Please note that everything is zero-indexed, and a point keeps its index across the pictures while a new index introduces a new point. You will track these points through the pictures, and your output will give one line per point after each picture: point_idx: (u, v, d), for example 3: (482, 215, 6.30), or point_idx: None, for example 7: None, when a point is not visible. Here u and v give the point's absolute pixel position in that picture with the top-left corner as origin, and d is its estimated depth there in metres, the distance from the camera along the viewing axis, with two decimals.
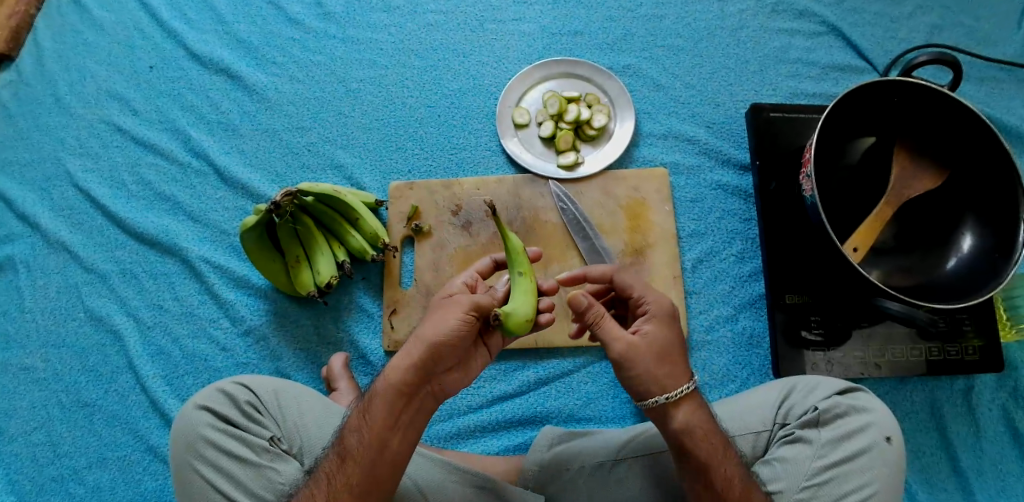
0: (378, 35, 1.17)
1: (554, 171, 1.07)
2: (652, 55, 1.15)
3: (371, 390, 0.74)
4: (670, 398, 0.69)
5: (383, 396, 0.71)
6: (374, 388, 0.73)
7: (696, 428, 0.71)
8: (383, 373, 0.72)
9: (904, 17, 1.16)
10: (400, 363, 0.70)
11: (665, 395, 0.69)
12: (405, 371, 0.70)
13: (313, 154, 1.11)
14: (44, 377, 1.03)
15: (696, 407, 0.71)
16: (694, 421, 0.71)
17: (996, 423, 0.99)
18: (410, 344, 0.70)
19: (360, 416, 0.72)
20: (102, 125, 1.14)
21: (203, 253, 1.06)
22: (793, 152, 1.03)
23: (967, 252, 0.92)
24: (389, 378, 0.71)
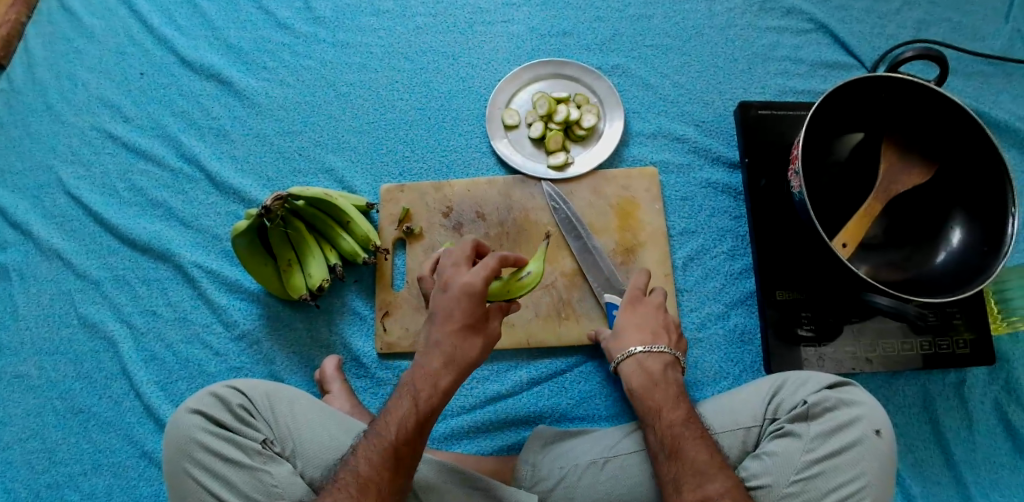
0: (367, 39, 1.17)
1: (544, 172, 1.07)
2: (640, 55, 1.15)
3: (421, 398, 0.75)
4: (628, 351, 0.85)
5: (438, 407, 0.75)
6: (428, 398, 0.75)
7: (648, 382, 0.82)
8: (433, 378, 0.75)
9: (891, 13, 1.16)
10: (455, 368, 0.76)
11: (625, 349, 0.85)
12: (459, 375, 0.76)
13: (304, 159, 1.11)
14: (38, 385, 1.03)
15: (657, 363, 0.83)
16: (644, 375, 0.83)
17: (989, 416, 0.99)
18: (465, 360, 0.76)
19: (412, 424, 0.74)
20: (93, 133, 1.15)
21: (195, 259, 1.06)
22: (782, 149, 1.03)
23: (956, 246, 0.93)
24: (446, 392, 0.76)
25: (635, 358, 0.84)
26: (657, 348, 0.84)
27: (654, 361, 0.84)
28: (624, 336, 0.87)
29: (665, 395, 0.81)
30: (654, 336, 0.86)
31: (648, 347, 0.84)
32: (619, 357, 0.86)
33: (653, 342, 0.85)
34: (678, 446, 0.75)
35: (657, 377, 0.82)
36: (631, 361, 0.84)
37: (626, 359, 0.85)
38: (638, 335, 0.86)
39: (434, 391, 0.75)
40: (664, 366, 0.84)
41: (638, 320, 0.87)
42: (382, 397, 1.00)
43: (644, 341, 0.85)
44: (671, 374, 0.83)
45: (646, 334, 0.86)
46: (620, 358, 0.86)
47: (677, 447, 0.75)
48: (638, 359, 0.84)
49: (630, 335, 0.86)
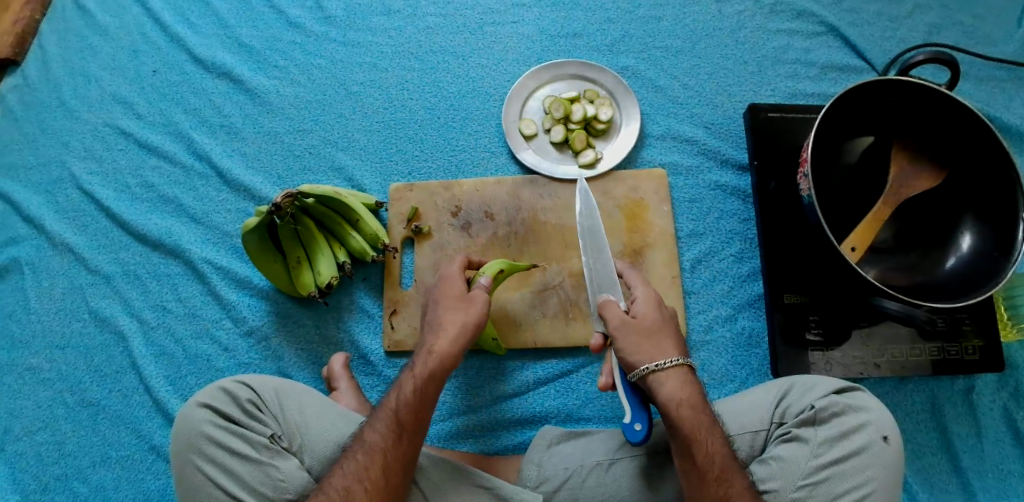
0: (378, 38, 1.18)
1: (578, 173, 1.07)
2: (649, 56, 1.15)
3: (419, 368, 0.80)
4: (660, 363, 0.77)
5: (438, 373, 0.80)
6: (425, 366, 0.79)
7: (691, 399, 0.76)
8: (430, 352, 0.81)
9: (903, 16, 1.16)
10: (451, 343, 0.81)
11: (655, 362, 0.77)
12: (456, 349, 0.81)
13: (315, 157, 1.12)
14: (49, 377, 1.04)
15: (695, 382, 0.78)
16: (688, 391, 0.76)
17: (997, 423, 0.98)
18: (457, 330, 0.82)
19: (414, 389, 0.78)
20: (106, 128, 1.16)
21: (206, 255, 1.07)
22: (791, 152, 1.03)
23: (966, 251, 0.92)
24: (441, 357, 0.80)
25: (678, 368, 0.77)
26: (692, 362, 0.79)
27: (693, 380, 0.78)
28: (662, 344, 0.79)
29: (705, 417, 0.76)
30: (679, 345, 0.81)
31: (672, 359, 0.77)
32: (662, 363, 0.77)
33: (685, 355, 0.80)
34: (726, 476, 0.73)
35: (698, 397, 0.77)
36: (670, 372, 0.77)
37: (667, 368, 0.77)
38: (674, 343, 0.80)
39: (431, 359, 0.80)
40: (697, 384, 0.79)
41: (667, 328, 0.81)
42: None
43: (680, 351, 0.79)
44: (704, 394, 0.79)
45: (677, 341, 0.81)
46: (661, 364, 0.77)
47: (727, 477, 0.73)
48: (679, 370, 0.77)
49: (666, 341, 0.79)
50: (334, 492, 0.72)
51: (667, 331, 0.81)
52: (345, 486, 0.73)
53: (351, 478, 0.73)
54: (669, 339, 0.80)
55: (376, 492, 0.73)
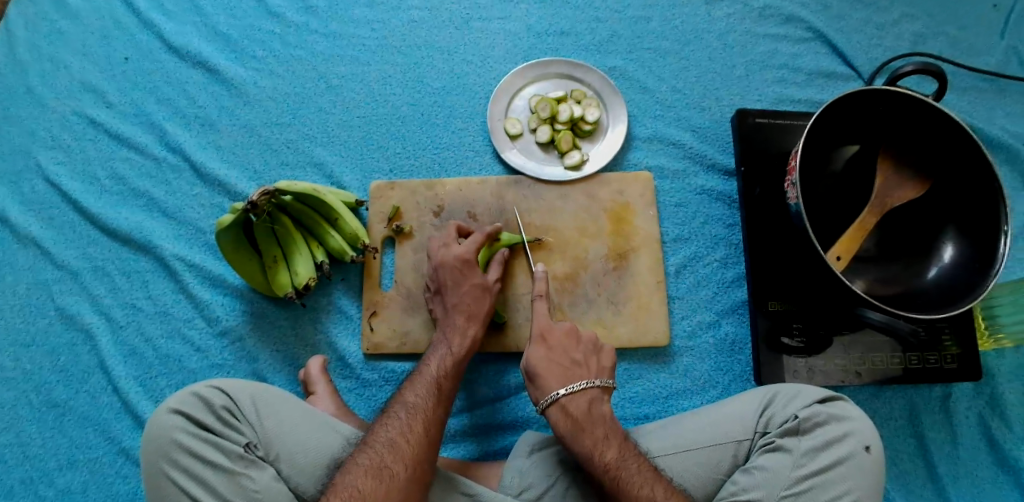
0: (360, 31, 1.15)
1: (563, 175, 1.05)
2: (638, 57, 1.14)
3: (456, 345, 0.88)
4: (547, 399, 0.84)
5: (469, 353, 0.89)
6: (462, 344, 0.88)
7: (570, 427, 0.82)
8: (465, 333, 0.89)
9: (889, 24, 1.16)
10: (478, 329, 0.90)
11: (545, 397, 0.85)
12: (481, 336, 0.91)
13: (293, 152, 1.09)
14: (13, 376, 1.00)
15: (581, 403, 0.84)
16: (565, 418, 0.83)
17: (973, 431, 1.00)
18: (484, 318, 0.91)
19: (448, 363, 0.86)
20: (75, 118, 1.11)
21: (178, 251, 1.03)
22: (779, 158, 1.02)
23: (947, 262, 0.93)
24: (474, 339, 0.90)
25: (559, 402, 0.84)
26: (575, 386, 0.84)
27: (579, 401, 0.84)
28: (546, 378, 0.86)
29: (595, 433, 0.81)
30: (570, 370, 0.87)
31: (555, 394, 0.84)
32: (549, 397, 0.84)
33: (570, 380, 0.86)
34: (621, 490, 0.76)
35: (584, 420, 0.82)
36: (553, 407, 0.84)
37: (550, 404, 0.84)
38: (559, 373, 0.87)
39: (464, 340, 0.89)
40: (586, 403, 0.84)
41: (555, 358, 0.88)
42: (367, 398, 0.98)
43: (564, 381, 0.85)
44: (600, 417, 0.83)
45: (565, 370, 0.87)
46: (547, 400, 0.84)
47: (620, 491, 0.76)
48: (561, 403, 0.84)
49: (550, 374, 0.86)
50: (381, 444, 0.75)
51: (555, 365, 0.87)
52: (391, 439, 0.76)
53: (398, 430, 0.77)
54: (556, 373, 0.86)
55: (417, 448, 0.76)
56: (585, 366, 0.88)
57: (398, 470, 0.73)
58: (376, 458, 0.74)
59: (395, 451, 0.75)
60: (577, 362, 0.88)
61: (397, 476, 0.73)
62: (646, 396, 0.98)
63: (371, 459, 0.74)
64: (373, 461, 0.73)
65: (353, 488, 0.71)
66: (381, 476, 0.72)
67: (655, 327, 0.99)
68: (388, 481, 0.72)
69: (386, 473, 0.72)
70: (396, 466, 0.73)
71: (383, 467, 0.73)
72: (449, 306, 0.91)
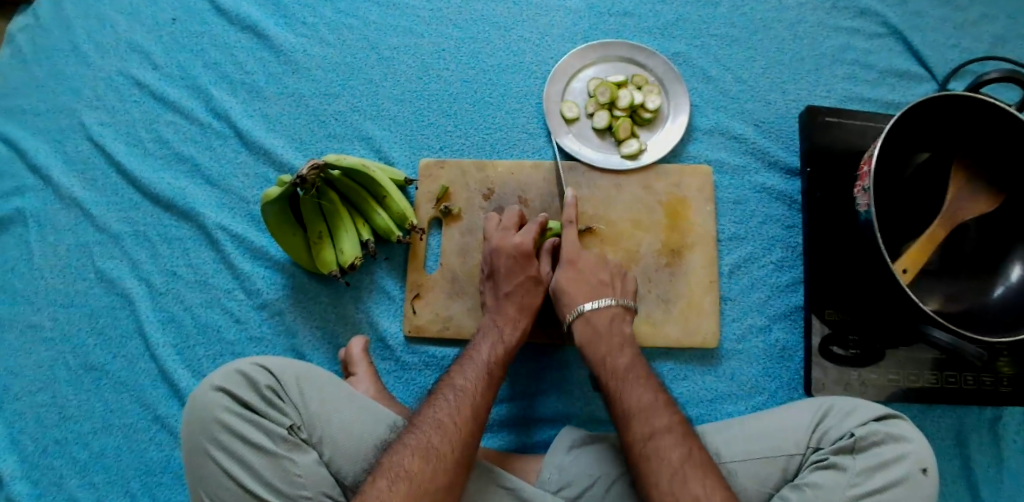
0: (415, 0, 1.10)
1: (618, 163, 1.01)
2: (702, 44, 1.08)
3: (506, 334, 0.87)
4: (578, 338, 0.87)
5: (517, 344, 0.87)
6: (512, 333, 0.87)
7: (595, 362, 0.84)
8: (515, 324, 0.88)
9: (968, 25, 1.10)
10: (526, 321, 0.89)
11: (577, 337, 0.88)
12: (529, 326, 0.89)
13: (341, 124, 1.05)
14: (51, 337, 0.99)
15: (603, 343, 0.85)
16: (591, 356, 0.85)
17: (1019, 454, 0.98)
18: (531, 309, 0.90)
19: (498, 352, 0.85)
20: (118, 77, 1.07)
21: (220, 221, 1.01)
22: (848, 161, 0.97)
23: (1016, 282, 0.89)
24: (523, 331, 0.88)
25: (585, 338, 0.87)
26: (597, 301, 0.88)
27: (603, 340, 0.86)
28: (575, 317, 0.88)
29: (610, 346, 0.85)
30: (597, 288, 0.90)
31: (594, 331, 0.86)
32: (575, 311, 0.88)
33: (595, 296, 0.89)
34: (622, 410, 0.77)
35: (601, 336, 0.86)
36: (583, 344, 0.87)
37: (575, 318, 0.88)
38: (586, 291, 0.90)
39: (515, 330, 0.87)
40: (606, 322, 0.87)
41: (580, 279, 0.91)
42: (406, 382, 0.97)
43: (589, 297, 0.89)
44: (614, 334, 0.86)
45: (590, 285, 0.90)
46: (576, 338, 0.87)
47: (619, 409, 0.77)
48: (584, 318, 0.88)
49: (578, 292, 0.90)
50: (430, 425, 0.73)
51: (582, 282, 0.90)
52: (439, 419, 0.74)
53: (447, 412, 0.75)
54: (582, 288, 0.90)
55: (465, 430, 0.74)
56: (611, 286, 0.91)
57: (446, 451, 0.71)
58: (424, 439, 0.72)
59: (443, 432, 0.73)
60: (604, 281, 0.90)
61: (444, 458, 0.71)
62: (689, 398, 0.96)
63: (419, 439, 0.72)
64: (420, 441, 0.71)
65: (401, 468, 0.69)
66: (428, 457, 0.70)
67: (704, 329, 0.96)
68: (436, 462, 0.70)
69: (433, 454, 0.71)
70: (443, 446, 0.71)
71: (430, 447, 0.71)
72: (503, 294, 0.90)
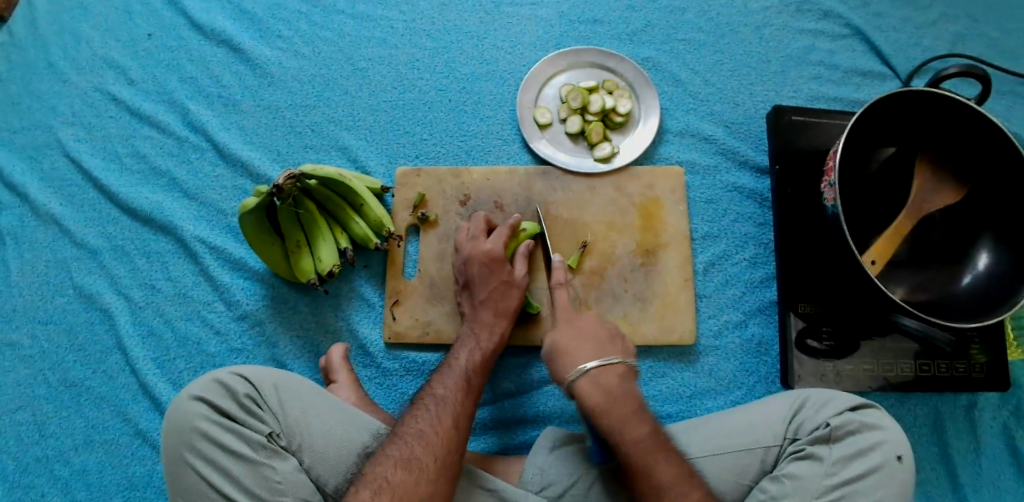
0: (389, 13, 1.12)
1: (592, 166, 1.03)
2: (671, 49, 1.11)
3: (484, 342, 0.88)
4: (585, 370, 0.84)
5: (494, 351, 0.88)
6: (490, 341, 0.88)
7: (603, 401, 0.81)
8: (492, 331, 0.89)
9: (928, 24, 1.13)
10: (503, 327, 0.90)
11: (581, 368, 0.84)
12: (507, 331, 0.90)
13: (318, 135, 1.06)
14: (30, 355, 0.99)
15: (610, 377, 0.83)
16: (600, 395, 0.81)
17: (995, 440, 1.00)
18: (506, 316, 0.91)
19: (477, 362, 0.85)
20: (96, 94, 1.08)
21: (199, 233, 1.02)
22: (815, 157, 1.00)
23: (982, 270, 0.92)
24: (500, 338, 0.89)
25: (591, 376, 0.83)
26: (606, 362, 0.84)
27: (609, 374, 0.83)
28: (578, 351, 0.86)
29: (624, 412, 0.80)
30: (599, 347, 0.86)
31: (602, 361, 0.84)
32: (575, 374, 0.84)
33: (600, 354, 0.85)
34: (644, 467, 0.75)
35: (614, 397, 0.81)
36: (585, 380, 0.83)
37: (578, 377, 0.83)
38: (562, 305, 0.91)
39: (492, 337, 0.88)
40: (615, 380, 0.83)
41: (579, 330, 0.88)
42: (387, 388, 0.97)
43: (594, 356, 0.85)
44: (626, 394, 0.82)
45: (593, 346, 0.86)
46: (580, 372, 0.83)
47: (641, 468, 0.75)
48: (590, 376, 0.83)
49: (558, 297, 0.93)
50: (412, 436, 0.74)
51: (582, 339, 0.87)
52: (421, 430, 0.74)
53: (427, 422, 0.75)
54: (583, 345, 0.86)
55: (447, 440, 0.74)
56: (613, 344, 0.88)
57: (428, 461, 0.71)
58: (406, 449, 0.72)
59: (425, 443, 0.73)
60: (605, 341, 0.87)
61: (426, 469, 0.71)
62: (669, 395, 0.96)
63: (401, 450, 0.72)
64: (402, 453, 0.72)
65: (383, 479, 0.69)
66: (410, 468, 0.70)
67: (680, 326, 0.98)
68: (417, 473, 0.70)
69: (415, 465, 0.71)
70: (426, 457, 0.72)
71: (412, 458, 0.71)
72: (477, 302, 0.91)
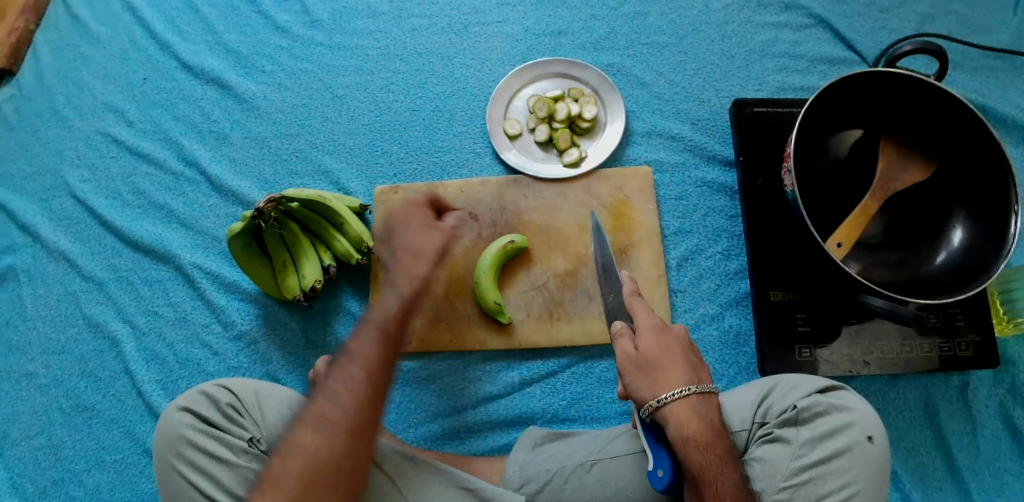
0: (364, 41, 1.18)
1: (561, 172, 1.06)
2: (635, 53, 1.14)
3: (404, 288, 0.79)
4: (675, 394, 0.72)
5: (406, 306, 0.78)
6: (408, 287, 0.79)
7: (700, 432, 0.71)
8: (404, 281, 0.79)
9: (893, 7, 1.14)
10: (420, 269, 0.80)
11: (673, 391, 0.72)
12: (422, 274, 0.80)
13: (301, 160, 1.12)
14: (45, 383, 1.06)
15: (708, 407, 0.74)
16: (698, 423, 0.72)
17: (993, 420, 0.97)
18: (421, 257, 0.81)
19: (375, 349, 0.75)
20: (98, 137, 1.17)
21: (195, 260, 1.08)
22: (779, 147, 1.01)
23: (957, 245, 0.91)
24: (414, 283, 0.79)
25: (687, 399, 0.72)
26: (706, 388, 0.74)
27: (706, 405, 0.74)
28: (665, 370, 0.74)
29: None
30: (695, 369, 0.76)
31: (698, 386, 0.73)
32: (666, 397, 0.72)
33: (695, 380, 0.74)
34: (702, 480, 0.71)
35: (708, 426, 0.73)
36: (680, 405, 0.72)
37: (674, 400, 0.72)
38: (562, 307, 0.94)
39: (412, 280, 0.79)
40: (711, 409, 0.74)
41: (671, 345, 0.75)
42: None
43: (690, 379, 0.74)
44: (716, 417, 0.75)
45: (687, 366, 0.75)
46: (666, 398, 0.72)
47: (701, 479, 0.71)
48: (689, 400, 0.72)
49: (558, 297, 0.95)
50: (324, 394, 0.73)
51: (675, 356, 0.75)
52: (334, 388, 0.73)
53: (340, 379, 0.74)
54: (673, 364, 0.75)
55: (358, 395, 0.73)
56: (703, 367, 0.77)
57: (337, 419, 0.72)
58: (319, 410, 0.72)
59: (336, 400, 0.72)
60: (695, 363, 0.76)
61: (336, 427, 0.71)
62: None
63: (315, 409, 0.72)
64: (316, 413, 0.72)
65: (297, 440, 0.71)
66: (321, 428, 0.71)
67: None
68: (328, 432, 0.71)
69: (327, 424, 0.71)
70: (336, 415, 0.72)
71: (323, 418, 0.72)
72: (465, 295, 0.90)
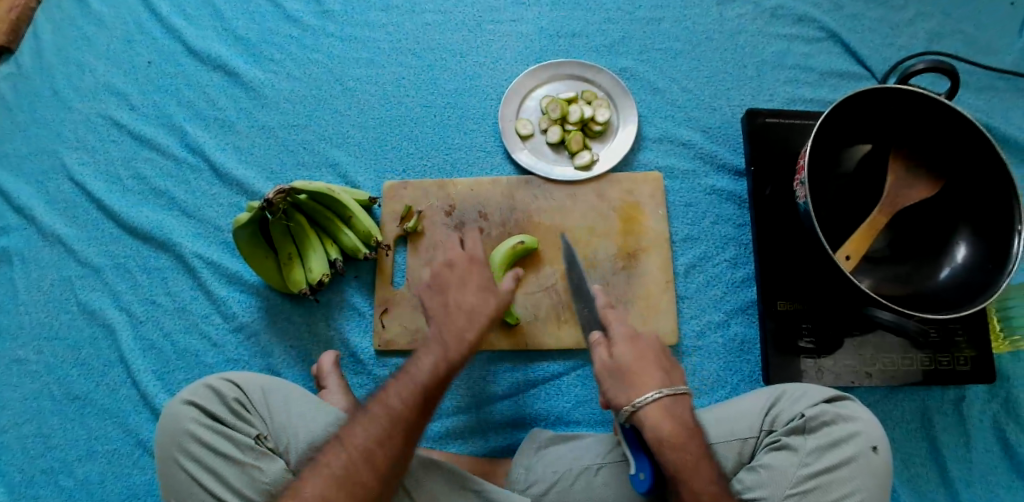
0: (376, 34, 1.17)
1: (572, 174, 1.06)
2: (649, 58, 1.14)
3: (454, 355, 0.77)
4: (645, 398, 0.72)
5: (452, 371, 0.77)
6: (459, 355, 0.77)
7: (676, 434, 0.72)
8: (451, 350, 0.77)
9: (902, 24, 1.15)
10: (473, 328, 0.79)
11: (642, 396, 0.73)
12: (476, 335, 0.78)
13: (309, 152, 1.11)
14: (36, 370, 1.03)
15: (684, 410, 0.74)
16: (673, 425, 0.72)
17: (987, 434, 0.99)
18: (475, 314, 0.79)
19: (415, 414, 0.74)
20: (99, 120, 1.14)
21: (196, 249, 1.06)
22: (790, 158, 1.02)
23: (960, 263, 0.93)
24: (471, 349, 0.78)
25: (659, 402, 0.73)
26: (681, 390, 0.74)
27: (681, 407, 0.74)
28: (643, 377, 0.74)
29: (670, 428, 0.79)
30: (670, 373, 0.76)
31: (672, 388, 0.74)
32: (640, 401, 0.72)
33: (670, 383, 0.75)
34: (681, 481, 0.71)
35: (683, 426, 0.73)
36: (652, 407, 0.72)
37: (646, 404, 0.72)
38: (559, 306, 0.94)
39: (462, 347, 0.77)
40: (686, 410, 0.75)
41: (645, 352, 0.76)
42: None
43: (664, 383, 0.74)
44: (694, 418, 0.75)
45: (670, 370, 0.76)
46: (641, 401, 0.72)
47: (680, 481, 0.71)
48: (663, 403, 0.73)
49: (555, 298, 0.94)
50: (355, 451, 0.72)
51: (650, 362, 0.76)
52: (368, 448, 0.72)
53: (371, 441, 0.73)
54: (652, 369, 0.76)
55: (391, 461, 0.73)
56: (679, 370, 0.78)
57: (366, 482, 0.71)
58: (350, 469, 0.71)
59: (369, 463, 0.72)
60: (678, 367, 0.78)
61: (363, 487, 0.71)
62: None
63: (343, 467, 0.71)
64: (344, 471, 0.71)
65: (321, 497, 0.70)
66: (347, 486, 0.71)
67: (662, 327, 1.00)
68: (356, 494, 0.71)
69: (355, 485, 0.71)
70: (367, 478, 0.72)
71: (353, 480, 0.71)
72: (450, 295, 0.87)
